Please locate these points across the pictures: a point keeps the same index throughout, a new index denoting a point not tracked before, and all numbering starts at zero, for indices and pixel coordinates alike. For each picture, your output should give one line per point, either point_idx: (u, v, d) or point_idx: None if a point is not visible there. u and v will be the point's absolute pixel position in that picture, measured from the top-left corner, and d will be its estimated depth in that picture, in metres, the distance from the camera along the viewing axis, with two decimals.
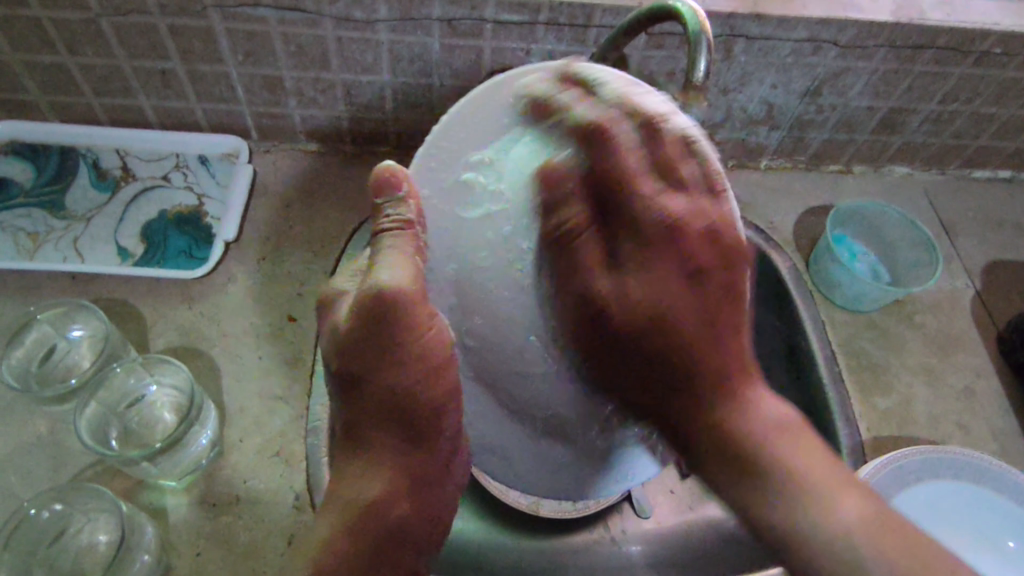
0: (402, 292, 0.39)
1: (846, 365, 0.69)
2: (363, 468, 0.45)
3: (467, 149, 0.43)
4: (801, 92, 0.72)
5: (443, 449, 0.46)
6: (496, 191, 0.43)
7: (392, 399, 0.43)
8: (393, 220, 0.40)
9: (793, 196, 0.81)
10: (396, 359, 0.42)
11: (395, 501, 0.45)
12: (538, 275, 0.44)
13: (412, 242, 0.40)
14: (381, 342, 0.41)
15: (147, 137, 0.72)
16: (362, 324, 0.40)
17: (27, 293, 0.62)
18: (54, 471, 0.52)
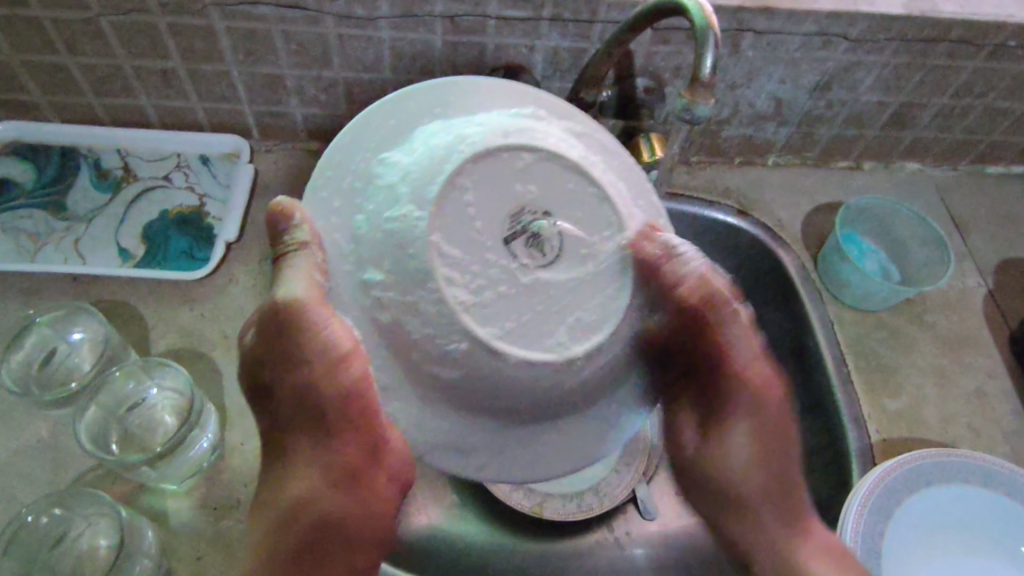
0: (301, 302, 0.42)
1: (855, 366, 0.68)
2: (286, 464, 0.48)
3: (381, 149, 0.43)
4: (810, 87, 0.71)
5: (365, 438, 0.47)
6: (396, 177, 0.41)
7: (298, 391, 0.47)
8: (292, 242, 0.43)
9: (801, 193, 0.80)
10: (295, 355, 0.45)
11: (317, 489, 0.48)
12: (466, 246, 0.39)
13: (310, 257, 0.43)
14: (286, 339, 0.44)
15: (148, 137, 0.71)
16: (271, 335, 0.45)
17: (28, 295, 0.62)
18: (55, 474, 0.52)
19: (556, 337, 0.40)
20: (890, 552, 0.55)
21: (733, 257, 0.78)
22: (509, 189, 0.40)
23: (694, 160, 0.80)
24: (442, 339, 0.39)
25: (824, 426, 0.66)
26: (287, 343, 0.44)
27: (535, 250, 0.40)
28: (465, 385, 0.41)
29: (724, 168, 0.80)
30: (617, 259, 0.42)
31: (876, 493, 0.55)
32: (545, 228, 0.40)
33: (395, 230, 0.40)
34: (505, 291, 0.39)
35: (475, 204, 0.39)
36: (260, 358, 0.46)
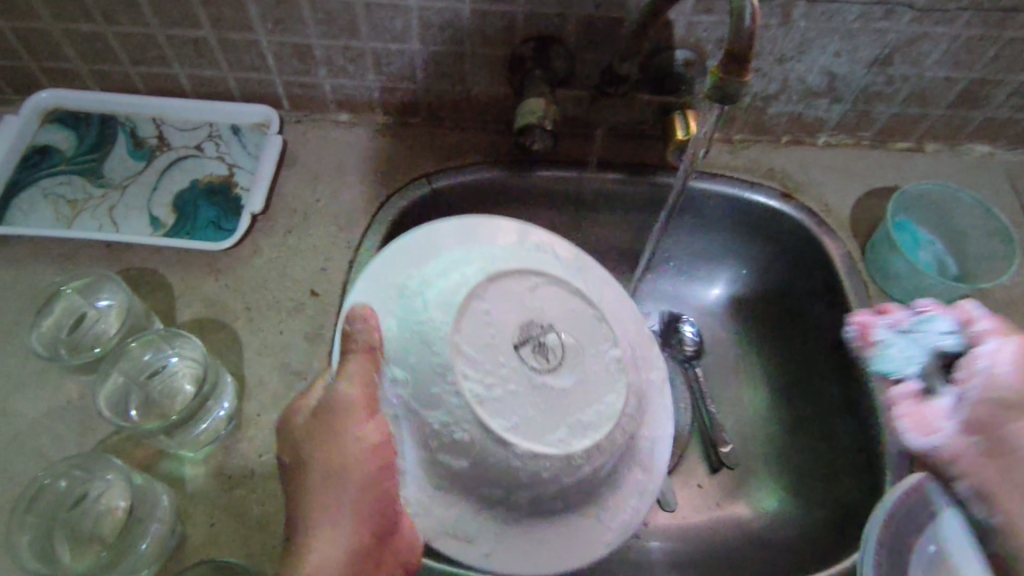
0: (356, 392, 0.46)
1: None
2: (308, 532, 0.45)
3: (398, 277, 0.50)
4: (868, 61, 0.65)
5: (383, 526, 0.46)
6: (419, 304, 0.47)
7: (332, 469, 0.46)
8: (353, 344, 0.46)
9: (853, 176, 0.74)
10: (335, 433, 0.46)
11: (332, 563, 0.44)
12: (482, 353, 0.44)
13: (366, 356, 0.46)
14: (331, 427, 0.47)
15: (182, 107, 0.72)
16: (317, 418, 0.47)
17: (64, 260, 0.64)
18: (83, 436, 0.54)
19: (559, 436, 0.44)
20: None
21: (773, 243, 0.74)
22: (516, 309, 0.46)
23: (737, 138, 0.75)
24: (452, 429, 0.44)
25: (862, 428, 0.63)
26: (332, 427, 0.46)
27: (540, 358, 0.45)
28: (473, 476, 0.45)
29: (767, 148, 0.76)
30: (616, 366, 0.48)
31: None
32: (552, 339, 0.46)
33: (422, 337, 0.45)
34: (515, 394, 0.44)
35: (484, 326, 0.45)
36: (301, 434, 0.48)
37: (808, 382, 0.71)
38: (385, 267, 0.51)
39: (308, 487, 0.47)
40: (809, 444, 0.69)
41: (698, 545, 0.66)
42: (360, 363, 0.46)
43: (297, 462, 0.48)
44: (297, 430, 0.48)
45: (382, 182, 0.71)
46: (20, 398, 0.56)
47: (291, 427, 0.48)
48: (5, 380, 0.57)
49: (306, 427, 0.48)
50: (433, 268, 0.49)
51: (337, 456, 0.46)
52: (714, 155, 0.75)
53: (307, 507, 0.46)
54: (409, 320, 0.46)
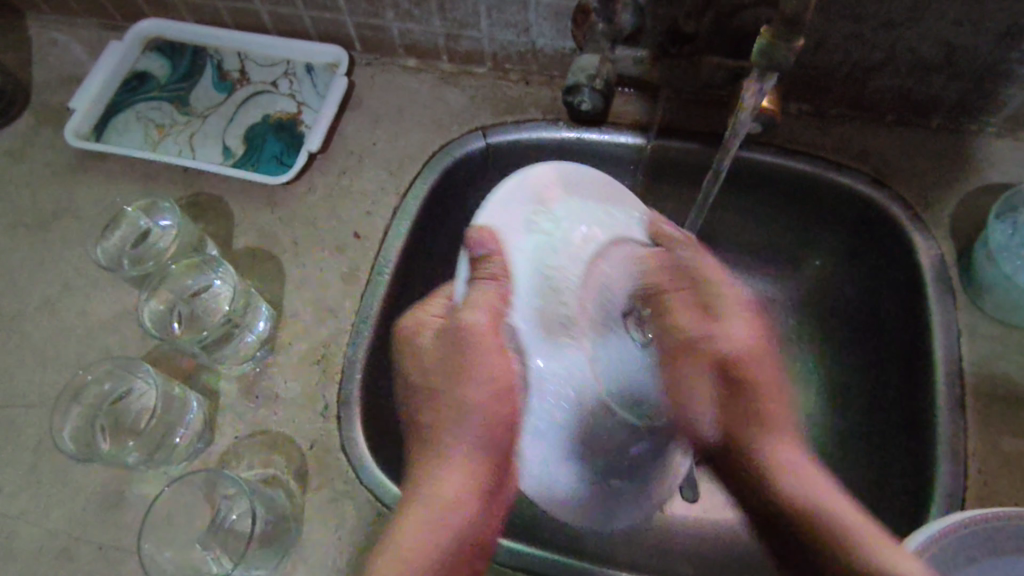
0: (483, 324, 0.49)
1: (977, 389, 0.55)
2: (438, 465, 0.48)
3: (523, 217, 0.52)
4: (997, 33, 0.55)
5: (501, 460, 0.50)
6: (553, 243, 0.53)
7: (457, 415, 0.49)
8: (485, 272, 0.49)
9: (966, 168, 0.64)
10: (467, 377, 0.49)
11: (452, 504, 0.46)
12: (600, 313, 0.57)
13: (498, 288, 0.49)
14: (453, 369, 0.49)
15: (262, 42, 0.74)
16: (444, 354, 0.50)
17: (146, 178, 0.70)
18: (141, 339, 0.61)
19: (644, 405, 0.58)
20: None
21: (856, 234, 0.65)
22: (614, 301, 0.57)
23: (830, 113, 0.67)
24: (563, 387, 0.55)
25: (918, 453, 0.55)
26: (458, 374, 0.49)
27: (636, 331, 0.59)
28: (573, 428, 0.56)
29: (865, 127, 0.66)
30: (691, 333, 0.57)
31: (944, 540, 0.45)
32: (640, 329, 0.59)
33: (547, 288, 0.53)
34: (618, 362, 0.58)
35: (602, 299, 0.57)
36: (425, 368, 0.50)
37: (869, 394, 0.63)
38: (504, 201, 0.52)
39: (428, 420, 0.50)
40: (858, 462, 0.62)
41: (714, 544, 0.63)
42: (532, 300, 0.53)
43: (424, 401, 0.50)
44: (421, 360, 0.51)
45: (438, 130, 0.70)
46: (96, 299, 0.63)
47: (417, 355, 0.51)
48: (87, 282, 0.64)
49: (428, 362, 0.50)
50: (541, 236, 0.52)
51: (467, 396, 0.49)
52: (798, 130, 0.66)
53: (428, 432, 0.50)
54: (540, 259, 0.52)
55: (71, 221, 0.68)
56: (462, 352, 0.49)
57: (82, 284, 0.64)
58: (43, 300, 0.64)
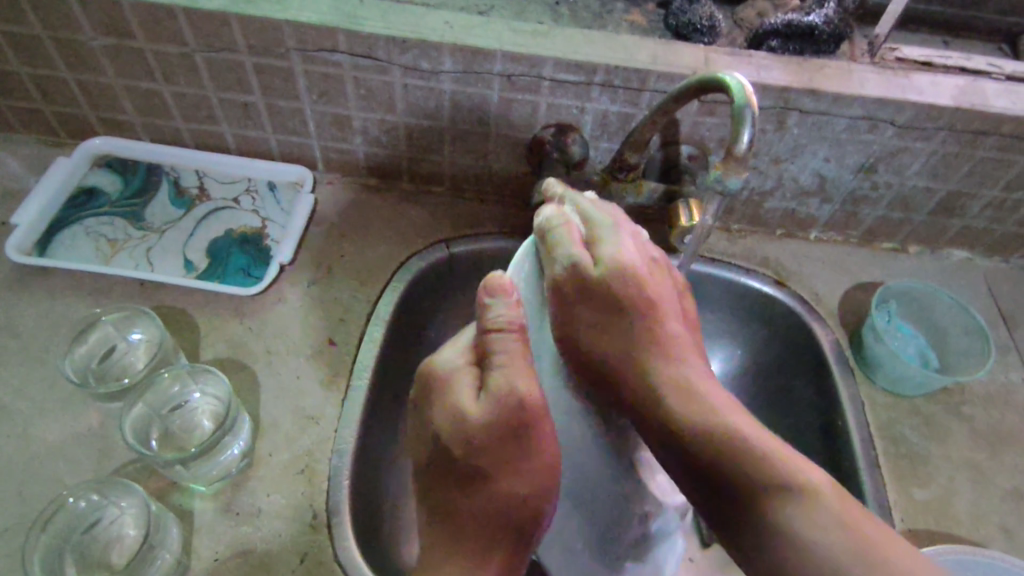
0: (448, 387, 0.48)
1: (883, 450, 0.66)
2: (456, 549, 0.48)
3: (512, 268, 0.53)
4: (855, 167, 0.71)
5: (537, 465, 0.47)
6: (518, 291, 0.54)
7: (505, 491, 0.47)
8: (495, 319, 0.46)
9: (843, 270, 0.79)
10: (519, 464, 0.47)
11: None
12: None
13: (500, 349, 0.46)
14: (523, 441, 0.47)
15: (224, 161, 0.77)
16: (499, 431, 0.46)
17: (96, 293, 0.67)
18: (99, 464, 0.56)
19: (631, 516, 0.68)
20: None
21: (767, 327, 0.78)
22: None
23: (735, 228, 0.81)
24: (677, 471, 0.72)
25: None
26: (519, 442, 0.46)
27: None
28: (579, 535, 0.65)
29: (762, 238, 0.81)
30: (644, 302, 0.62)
31: None
32: None
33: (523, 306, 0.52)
34: None
35: None
36: (492, 439, 0.46)
37: None
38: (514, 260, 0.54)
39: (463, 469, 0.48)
40: None
41: None
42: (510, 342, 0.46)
43: (473, 472, 0.47)
44: (478, 423, 0.46)
45: (403, 244, 0.75)
46: (41, 423, 0.58)
47: (463, 406, 0.47)
48: (29, 405, 0.59)
49: (502, 434, 0.46)
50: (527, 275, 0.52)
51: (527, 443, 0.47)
52: (713, 242, 0.80)
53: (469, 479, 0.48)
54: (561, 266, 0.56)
55: (7, 341, 0.64)
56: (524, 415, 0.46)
57: (23, 407, 0.59)
58: None
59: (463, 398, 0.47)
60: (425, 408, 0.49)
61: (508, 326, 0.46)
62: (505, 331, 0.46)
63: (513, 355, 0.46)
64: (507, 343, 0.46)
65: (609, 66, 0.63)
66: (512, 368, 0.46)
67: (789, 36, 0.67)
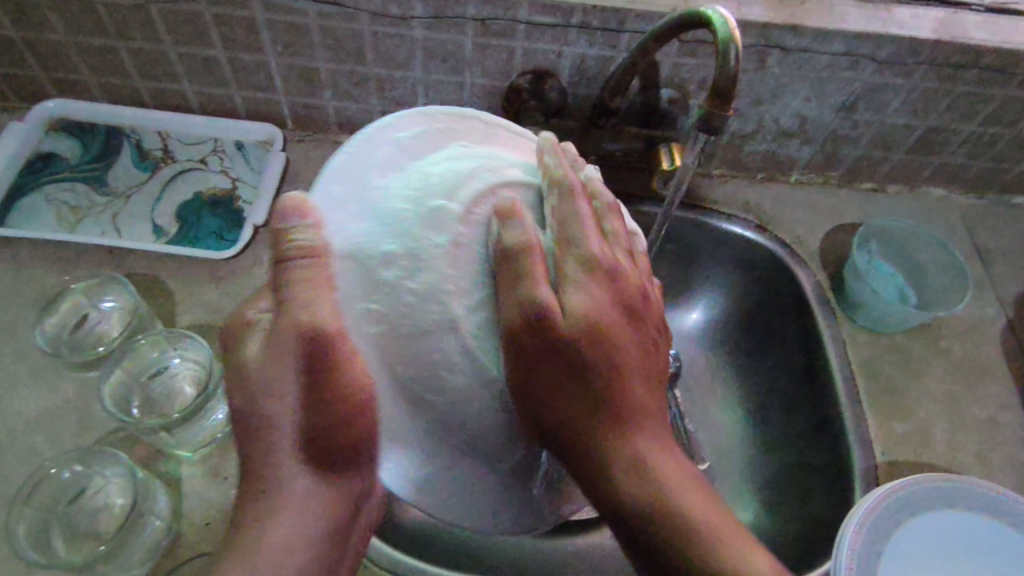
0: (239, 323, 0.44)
1: (865, 386, 0.67)
2: (260, 502, 0.40)
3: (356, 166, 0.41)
4: (836, 106, 0.70)
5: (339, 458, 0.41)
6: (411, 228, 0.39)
7: (281, 436, 0.41)
8: (298, 241, 0.38)
9: (823, 211, 0.79)
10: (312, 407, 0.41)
11: (295, 550, 0.40)
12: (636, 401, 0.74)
13: (319, 268, 0.38)
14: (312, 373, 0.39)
15: (187, 121, 0.74)
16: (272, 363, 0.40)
17: (62, 262, 0.64)
18: (79, 435, 0.55)
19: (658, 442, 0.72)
20: (890, 572, 0.54)
21: (749, 272, 0.77)
22: None
23: (716, 173, 0.80)
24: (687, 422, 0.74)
25: (830, 446, 0.65)
26: (316, 374, 0.39)
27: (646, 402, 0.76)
28: None
29: (742, 183, 0.80)
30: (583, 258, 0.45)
31: (880, 509, 0.55)
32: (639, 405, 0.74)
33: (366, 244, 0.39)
34: None
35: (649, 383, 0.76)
36: (259, 380, 0.40)
37: (780, 404, 0.73)
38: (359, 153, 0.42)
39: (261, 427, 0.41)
40: (781, 464, 0.71)
41: None
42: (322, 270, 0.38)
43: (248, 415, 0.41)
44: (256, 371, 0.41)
45: None
46: (15, 398, 0.56)
47: (248, 355, 0.42)
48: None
49: (265, 358, 0.40)
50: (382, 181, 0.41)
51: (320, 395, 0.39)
52: (693, 188, 0.79)
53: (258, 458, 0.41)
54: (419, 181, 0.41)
55: None
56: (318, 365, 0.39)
57: None
58: None
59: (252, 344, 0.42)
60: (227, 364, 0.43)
61: (313, 249, 0.38)
62: (308, 255, 0.38)
63: (316, 286, 0.38)
64: (311, 269, 0.38)
65: (585, 6, 0.61)
66: (312, 290, 0.38)
67: None
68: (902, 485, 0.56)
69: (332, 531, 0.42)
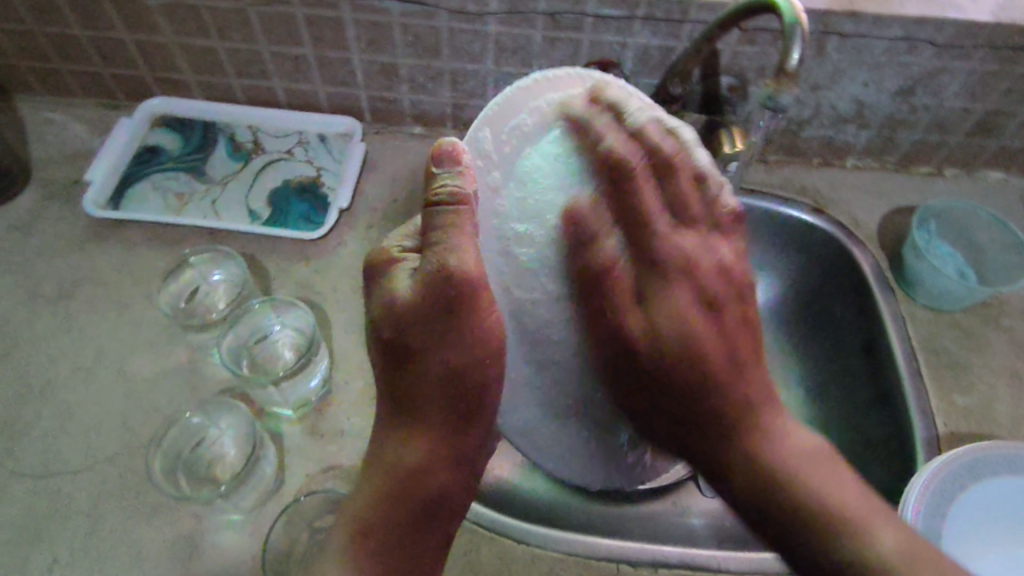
0: (381, 253, 0.47)
1: (926, 361, 0.69)
2: (405, 436, 0.48)
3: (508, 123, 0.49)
4: (893, 91, 0.72)
5: (466, 405, 0.48)
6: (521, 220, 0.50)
7: (429, 378, 0.47)
8: (441, 189, 0.44)
9: (879, 195, 0.81)
10: (458, 344, 0.46)
11: (432, 472, 0.48)
12: None
13: (464, 214, 0.44)
14: (460, 310, 0.45)
15: (276, 116, 0.81)
16: (431, 309, 0.45)
17: (170, 242, 0.71)
18: (192, 393, 0.61)
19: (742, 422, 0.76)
20: (953, 532, 0.56)
21: (806, 254, 0.80)
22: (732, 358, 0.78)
23: (772, 159, 0.82)
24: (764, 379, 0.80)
25: (891, 418, 0.67)
26: (456, 317, 0.45)
27: None
28: None
29: (799, 168, 0.83)
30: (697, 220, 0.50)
31: (945, 472, 0.57)
32: None
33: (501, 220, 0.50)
34: None
35: None
36: (414, 319, 0.45)
37: (840, 381, 0.75)
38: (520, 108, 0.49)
39: (420, 364, 0.47)
40: (842, 439, 0.73)
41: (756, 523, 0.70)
42: (466, 218, 0.44)
43: (405, 355, 0.47)
44: (407, 309, 0.45)
45: None
46: (138, 361, 0.63)
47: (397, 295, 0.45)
48: (123, 343, 0.64)
49: (423, 293, 0.44)
50: (529, 139, 0.49)
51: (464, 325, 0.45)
52: (751, 174, 0.82)
53: (404, 389, 0.48)
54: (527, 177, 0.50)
55: (93, 287, 0.68)
56: (461, 300, 0.44)
57: (119, 346, 0.64)
58: (77, 366, 0.63)
59: (395, 284, 0.46)
60: (371, 291, 0.47)
61: (462, 195, 0.43)
62: (454, 202, 0.43)
63: (463, 229, 0.43)
64: (456, 218, 0.43)
65: None
66: (453, 233, 0.43)
67: None
68: (967, 450, 0.58)
69: (448, 471, 0.48)
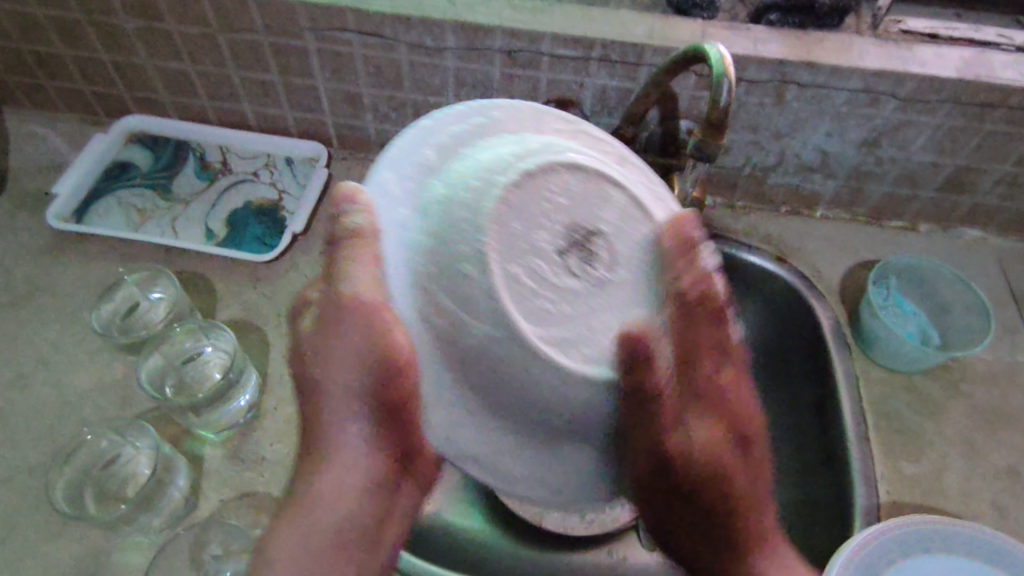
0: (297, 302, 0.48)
1: (876, 424, 0.66)
2: (329, 456, 0.48)
3: (420, 157, 0.42)
4: (858, 142, 0.71)
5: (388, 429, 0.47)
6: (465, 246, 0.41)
7: (352, 390, 0.47)
8: (348, 226, 0.41)
9: (846, 247, 0.79)
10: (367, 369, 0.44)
11: (343, 500, 0.47)
12: None
13: (366, 244, 0.41)
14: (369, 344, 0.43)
15: (245, 137, 0.81)
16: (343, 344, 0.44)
17: (125, 258, 0.73)
18: (122, 409, 0.62)
19: None
20: None
21: (766, 303, 0.76)
22: None
23: (739, 204, 0.81)
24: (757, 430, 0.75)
25: (834, 482, 0.64)
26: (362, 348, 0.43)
27: None
28: None
29: (766, 215, 0.81)
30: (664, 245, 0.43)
31: (871, 546, 0.54)
32: None
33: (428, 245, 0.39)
34: None
35: None
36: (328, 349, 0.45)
37: (791, 437, 0.72)
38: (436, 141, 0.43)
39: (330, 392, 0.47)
40: (786, 498, 0.70)
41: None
42: (369, 251, 0.41)
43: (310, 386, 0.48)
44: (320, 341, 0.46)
45: None
46: (74, 374, 0.64)
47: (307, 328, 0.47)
48: (63, 355, 0.65)
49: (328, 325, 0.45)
50: (442, 163, 0.41)
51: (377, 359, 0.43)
52: (715, 218, 0.80)
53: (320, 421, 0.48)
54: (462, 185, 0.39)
55: (45, 298, 0.70)
56: (369, 329, 0.42)
57: (59, 357, 0.65)
58: (15, 375, 0.64)
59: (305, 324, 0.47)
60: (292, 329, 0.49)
61: (362, 232, 0.41)
62: (356, 237, 0.41)
63: (362, 260, 0.41)
64: (357, 250, 0.41)
65: (605, 40, 0.65)
66: (356, 266, 0.41)
67: (790, 10, 0.66)
68: (898, 523, 0.55)
69: (376, 484, 0.49)
